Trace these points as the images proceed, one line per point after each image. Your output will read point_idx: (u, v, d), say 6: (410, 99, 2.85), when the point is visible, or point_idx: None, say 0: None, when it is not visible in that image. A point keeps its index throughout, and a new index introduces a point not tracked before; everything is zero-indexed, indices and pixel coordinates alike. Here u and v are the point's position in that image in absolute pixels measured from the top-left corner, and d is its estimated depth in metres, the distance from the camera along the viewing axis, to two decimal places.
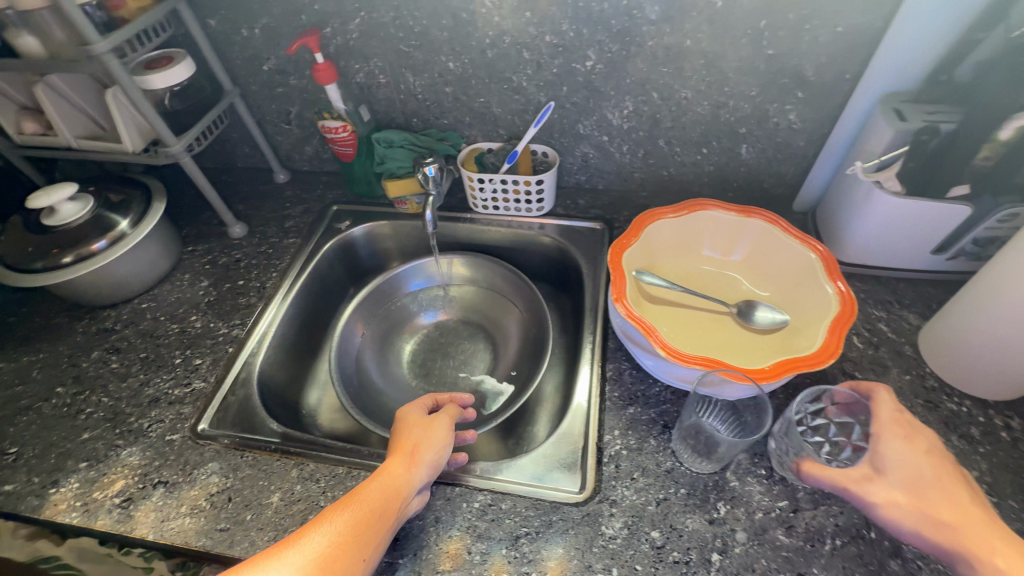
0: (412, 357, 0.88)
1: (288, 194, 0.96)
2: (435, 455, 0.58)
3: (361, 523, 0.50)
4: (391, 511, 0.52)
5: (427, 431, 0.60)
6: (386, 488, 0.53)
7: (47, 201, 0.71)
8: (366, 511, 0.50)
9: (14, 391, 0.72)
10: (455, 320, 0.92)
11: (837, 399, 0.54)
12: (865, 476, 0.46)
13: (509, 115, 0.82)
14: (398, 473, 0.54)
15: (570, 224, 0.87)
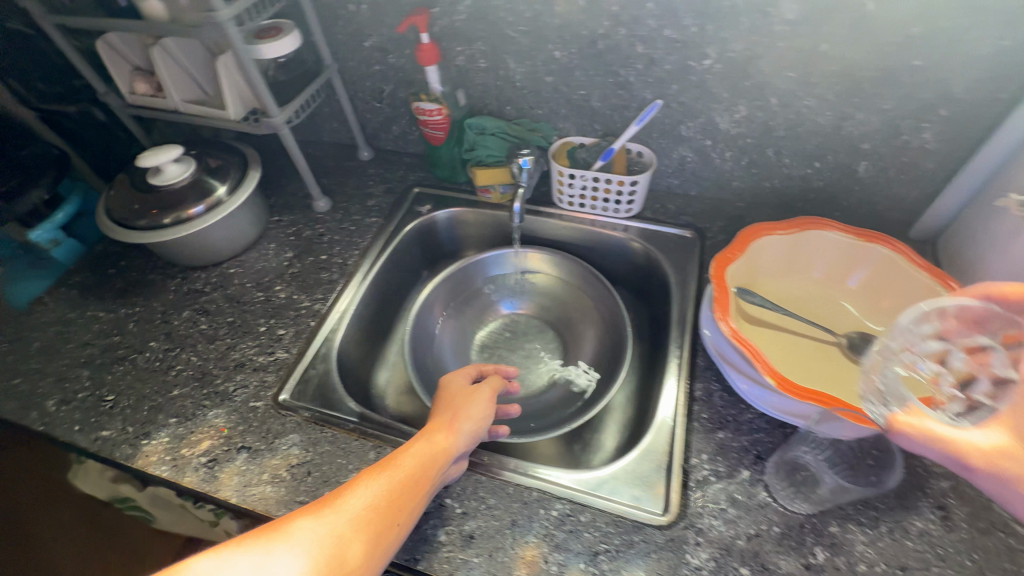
0: (481, 349, 0.87)
1: (372, 172, 0.97)
2: (475, 425, 0.61)
3: (405, 483, 0.52)
4: (432, 473, 0.54)
5: (468, 401, 0.63)
6: (430, 452, 0.55)
7: (155, 161, 0.73)
8: (410, 471, 0.53)
9: (112, 340, 0.75)
10: (527, 317, 0.90)
11: (962, 313, 0.44)
12: (996, 451, 0.34)
13: (608, 111, 0.78)
14: (441, 440, 0.57)
15: (658, 229, 0.83)
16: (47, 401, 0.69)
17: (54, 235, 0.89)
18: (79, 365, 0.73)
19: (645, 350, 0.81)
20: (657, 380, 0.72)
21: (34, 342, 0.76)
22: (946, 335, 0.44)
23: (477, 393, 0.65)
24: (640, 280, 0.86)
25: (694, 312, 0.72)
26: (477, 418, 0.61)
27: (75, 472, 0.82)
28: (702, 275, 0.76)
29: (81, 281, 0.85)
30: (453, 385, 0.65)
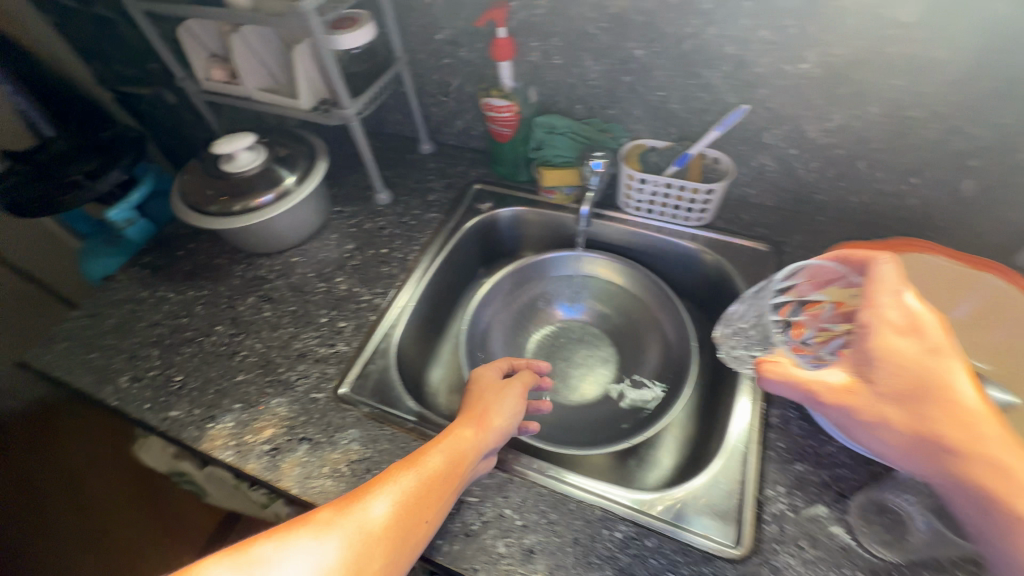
0: (535, 352, 0.86)
1: (432, 166, 0.96)
2: (504, 422, 0.61)
3: (433, 480, 0.51)
4: (463, 468, 0.54)
5: (498, 398, 0.63)
6: (455, 447, 0.55)
7: (227, 148, 0.75)
8: (437, 467, 0.52)
9: (181, 322, 0.77)
10: (584, 322, 0.87)
11: (813, 276, 0.57)
12: (845, 388, 0.42)
13: (686, 113, 0.74)
14: (470, 436, 0.56)
15: (730, 241, 0.79)
16: (120, 377, 0.72)
17: (128, 214, 0.91)
18: (150, 344, 0.75)
19: (708, 367, 0.78)
20: (725, 401, 0.68)
21: (109, 318, 0.79)
22: (797, 292, 0.58)
23: (507, 390, 0.64)
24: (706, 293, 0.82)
25: None
26: (507, 415, 0.61)
27: (139, 445, 0.86)
28: None
29: (152, 261, 0.87)
30: (484, 379, 0.65)
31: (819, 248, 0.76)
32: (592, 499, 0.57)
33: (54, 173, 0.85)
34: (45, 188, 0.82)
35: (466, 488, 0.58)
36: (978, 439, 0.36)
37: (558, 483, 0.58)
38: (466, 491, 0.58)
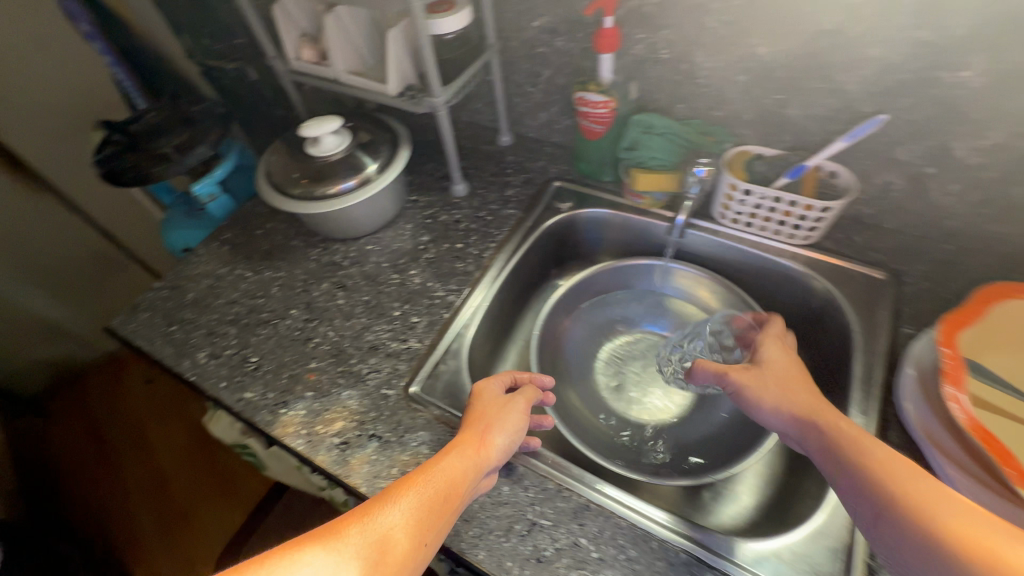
0: (606, 363, 0.82)
1: (510, 160, 0.92)
2: (506, 441, 0.55)
3: (417, 517, 0.45)
4: (461, 489, 0.49)
5: (499, 416, 0.56)
6: (450, 474, 0.49)
7: (316, 131, 0.73)
8: (428, 494, 0.47)
9: (257, 302, 0.78)
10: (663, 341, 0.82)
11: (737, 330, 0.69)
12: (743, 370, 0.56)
13: (806, 121, 0.67)
14: (466, 459, 0.51)
15: (840, 265, 0.71)
16: (199, 352, 0.73)
17: (212, 189, 0.91)
18: (228, 322, 0.76)
19: None
20: None
21: (190, 292, 0.81)
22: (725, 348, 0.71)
23: (510, 405, 0.58)
24: (802, 322, 0.75)
25: (886, 375, 0.60)
26: (506, 435, 0.55)
27: (208, 417, 0.88)
28: (895, 328, 0.64)
29: (231, 238, 0.88)
30: (486, 394, 0.59)
31: (947, 282, 0.67)
32: (682, 543, 0.52)
33: (143, 145, 0.86)
34: (136, 161, 0.85)
35: (539, 510, 0.55)
36: (828, 409, 0.48)
37: (647, 521, 0.54)
38: (539, 513, 0.55)
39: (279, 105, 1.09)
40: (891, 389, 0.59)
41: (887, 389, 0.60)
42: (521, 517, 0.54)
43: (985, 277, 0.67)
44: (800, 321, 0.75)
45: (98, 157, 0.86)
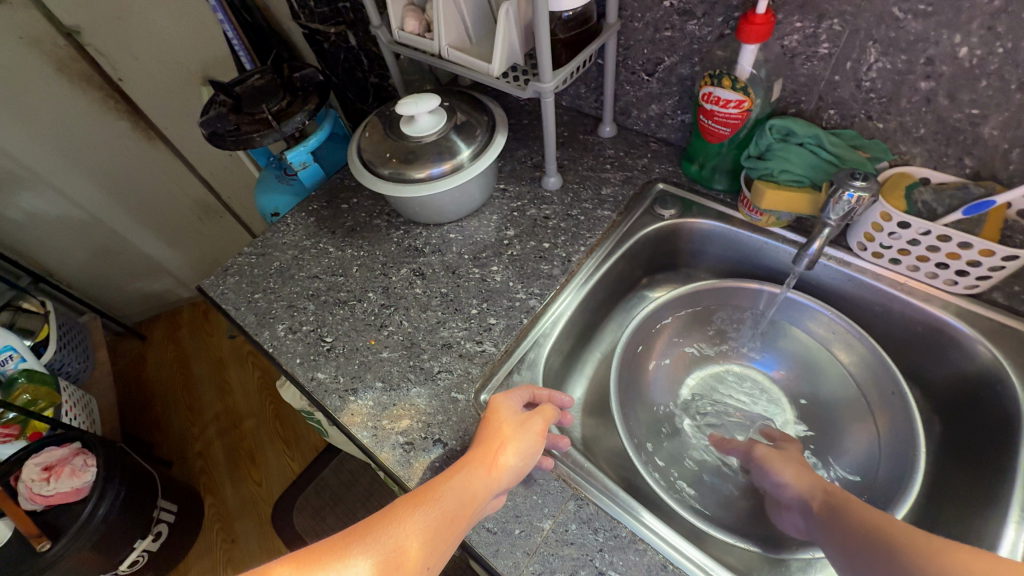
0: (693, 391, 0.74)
1: (610, 153, 0.83)
2: (520, 463, 0.50)
3: (418, 542, 0.42)
4: (467, 513, 0.45)
5: (513, 438, 0.51)
6: (454, 496, 0.46)
7: (411, 110, 0.69)
8: (431, 518, 0.44)
9: (337, 280, 0.77)
10: (767, 380, 0.74)
11: None
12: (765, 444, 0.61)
13: (1004, 144, 0.53)
14: (473, 481, 0.47)
15: (1014, 326, 0.57)
16: (278, 324, 0.74)
17: (304, 158, 0.90)
18: (307, 296, 0.76)
19: (929, 480, 0.60)
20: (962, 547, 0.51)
21: (275, 261, 0.81)
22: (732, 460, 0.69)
23: (526, 425, 0.53)
24: (948, 386, 0.62)
25: None
26: (519, 459, 0.50)
27: (279, 383, 0.90)
28: None
29: (317, 210, 0.87)
30: (501, 414, 0.54)
31: None
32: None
33: (246, 109, 0.88)
34: (240, 125, 0.86)
35: (608, 558, 0.50)
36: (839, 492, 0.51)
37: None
38: (606, 562, 0.50)
39: (375, 73, 1.07)
40: None
41: None
42: (588, 563, 0.50)
43: None
44: (943, 383, 0.63)
45: (205, 117, 0.88)
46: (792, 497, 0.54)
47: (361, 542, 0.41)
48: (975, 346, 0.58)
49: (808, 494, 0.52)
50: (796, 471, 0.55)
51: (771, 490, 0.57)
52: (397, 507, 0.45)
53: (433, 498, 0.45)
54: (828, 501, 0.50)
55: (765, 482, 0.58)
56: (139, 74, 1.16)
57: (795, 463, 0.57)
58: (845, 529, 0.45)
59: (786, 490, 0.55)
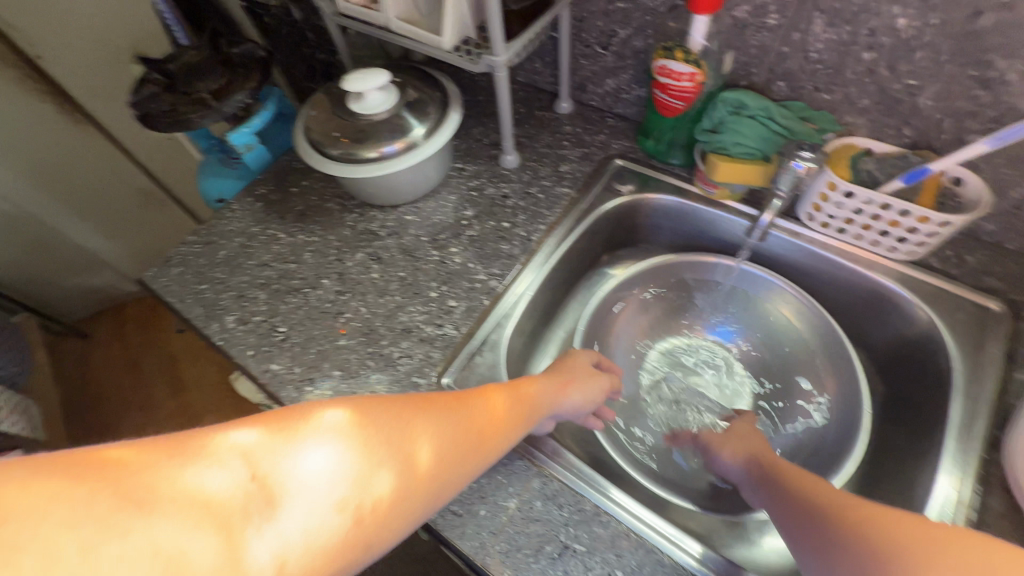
0: (653, 363, 0.75)
1: (567, 129, 0.82)
2: (579, 401, 0.58)
3: (471, 436, 0.43)
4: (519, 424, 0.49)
5: (580, 381, 0.59)
6: (511, 408, 0.49)
7: (360, 87, 0.66)
8: (488, 419, 0.46)
9: (289, 267, 0.74)
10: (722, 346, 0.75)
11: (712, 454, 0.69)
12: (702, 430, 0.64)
13: (939, 115, 0.55)
14: (528, 403, 0.52)
15: (949, 290, 0.60)
16: (227, 316, 0.70)
17: (249, 139, 0.86)
18: (258, 285, 0.72)
19: (874, 437, 0.63)
20: (902, 497, 0.54)
21: (221, 249, 0.77)
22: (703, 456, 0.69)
23: (594, 378, 0.61)
24: (889, 348, 0.65)
25: (990, 428, 0.52)
26: (579, 397, 0.58)
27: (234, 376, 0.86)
28: (1006, 371, 0.54)
29: (265, 194, 0.83)
30: (576, 359, 0.62)
31: None
32: (691, 564, 0.49)
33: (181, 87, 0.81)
34: (174, 104, 0.80)
35: (573, 533, 0.51)
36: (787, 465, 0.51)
37: (663, 542, 0.50)
38: (571, 536, 0.50)
39: (320, 48, 1.01)
40: (994, 444, 0.51)
41: (990, 444, 0.51)
42: (553, 538, 0.50)
43: None
44: (885, 346, 0.66)
45: (136, 97, 0.81)
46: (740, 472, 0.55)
47: (415, 424, 0.39)
48: (913, 309, 0.61)
49: (750, 463, 0.54)
50: (736, 444, 0.58)
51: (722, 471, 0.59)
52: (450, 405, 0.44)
53: (489, 409, 0.47)
54: (771, 469, 0.51)
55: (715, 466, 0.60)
56: (59, 51, 1.07)
57: (731, 434, 0.60)
58: (793, 501, 0.45)
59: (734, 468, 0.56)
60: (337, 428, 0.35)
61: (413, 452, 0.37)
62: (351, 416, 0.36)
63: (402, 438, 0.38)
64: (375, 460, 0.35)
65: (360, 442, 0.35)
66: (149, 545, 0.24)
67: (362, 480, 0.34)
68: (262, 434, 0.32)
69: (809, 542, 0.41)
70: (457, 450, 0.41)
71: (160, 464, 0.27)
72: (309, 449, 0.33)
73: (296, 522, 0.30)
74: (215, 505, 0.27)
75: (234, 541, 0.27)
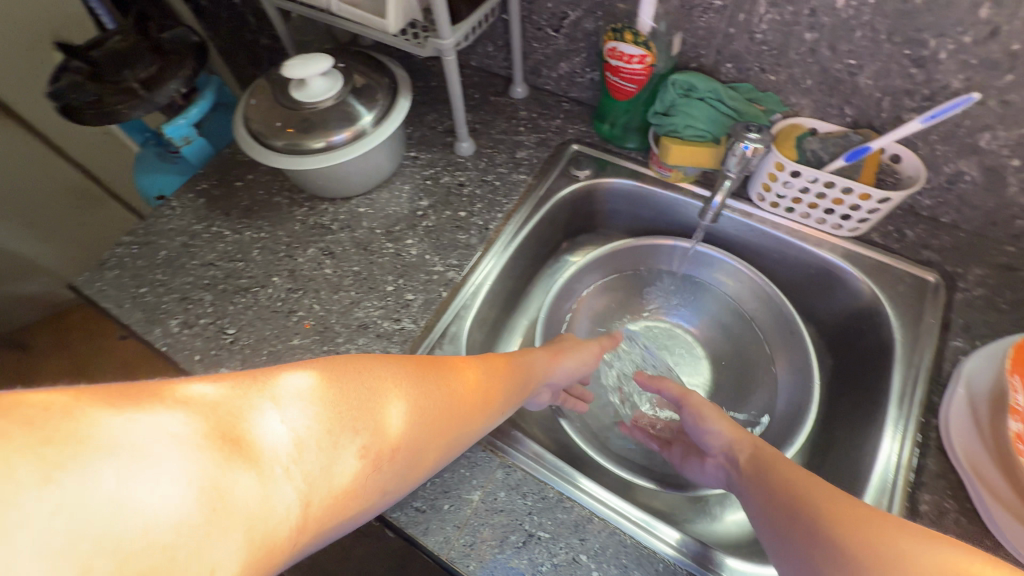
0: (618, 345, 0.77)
1: (522, 114, 0.81)
2: (573, 366, 0.63)
3: (452, 412, 0.45)
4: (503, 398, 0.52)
5: (574, 351, 0.63)
6: (497, 379, 0.52)
7: (302, 73, 0.63)
8: (474, 390, 0.48)
9: (236, 266, 0.70)
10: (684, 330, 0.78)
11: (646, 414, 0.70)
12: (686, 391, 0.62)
13: (877, 93, 0.57)
14: (518, 376, 0.55)
15: (890, 264, 0.62)
16: (170, 320, 0.66)
17: (188, 132, 0.80)
18: (202, 286, 0.69)
19: (824, 408, 0.65)
20: (849, 463, 0.57)
21: (161, 250, 0.73)
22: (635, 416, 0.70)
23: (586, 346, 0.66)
24: (837, 322, 0.68)
25: (927, 394, 0.54)
26: (570, 364, 0.62)
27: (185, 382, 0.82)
28: (943, 339, 0.57)
29: (208, 189, 0.79)
30: (567, 335, 0.66)
31: (1005, 289, 0.59)
32: (666, 552, 0.49)
33: (108, 76, 0.75)
34: (101, 94, 0.74)
35: (537, 520, 0.51)
36: (769, 452, 0.51)
37: (631, 527, 0.50)
38: (536, 524, 0.51)
39: (262, 33, 0.96)
40: (931, 409, 0.53)
41: (928, 409, 0.53)
42: (518, 527, 0.50)
43: None
44: (833, 320, 0.68)
45: (55, 87, 0.74)
46: (722, 447, 0.55)
47: (414, 382, 0.42)
48: (858, 284, 0.63)
49: (737, 445, 0.54)
50: (731, 424, 0.57)
51: (700, 439, 0.58)
52: (444, 367, 0.47)
53: (473, 371, 0.50)
54: (756, 457, 0.51)
55: (697, 430, 0.59)
56: None
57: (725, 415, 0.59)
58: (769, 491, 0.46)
59: (718, 440, 0.56)
60: (343, 381, 0.37)
61: (413, 408, 0.41)
62: (355, 371, 0.39)
63: (397, 399, 0.40)
64: (377, 412, 0.38)
65: (361, 397, 0.37)
66: (183, 478, 0.25)
67: (366, 430, 0.37)
68: (273, 382, 0.33)
69: (785, 534, 0.41)
70: (452, 409, 0.45)
71: (180, 403, 0.28)
72: (321, 400, 0.35)
73: (315, 465, 0.32)
74: (239, 444, 0.28)
75: (259, 479, 0.28)
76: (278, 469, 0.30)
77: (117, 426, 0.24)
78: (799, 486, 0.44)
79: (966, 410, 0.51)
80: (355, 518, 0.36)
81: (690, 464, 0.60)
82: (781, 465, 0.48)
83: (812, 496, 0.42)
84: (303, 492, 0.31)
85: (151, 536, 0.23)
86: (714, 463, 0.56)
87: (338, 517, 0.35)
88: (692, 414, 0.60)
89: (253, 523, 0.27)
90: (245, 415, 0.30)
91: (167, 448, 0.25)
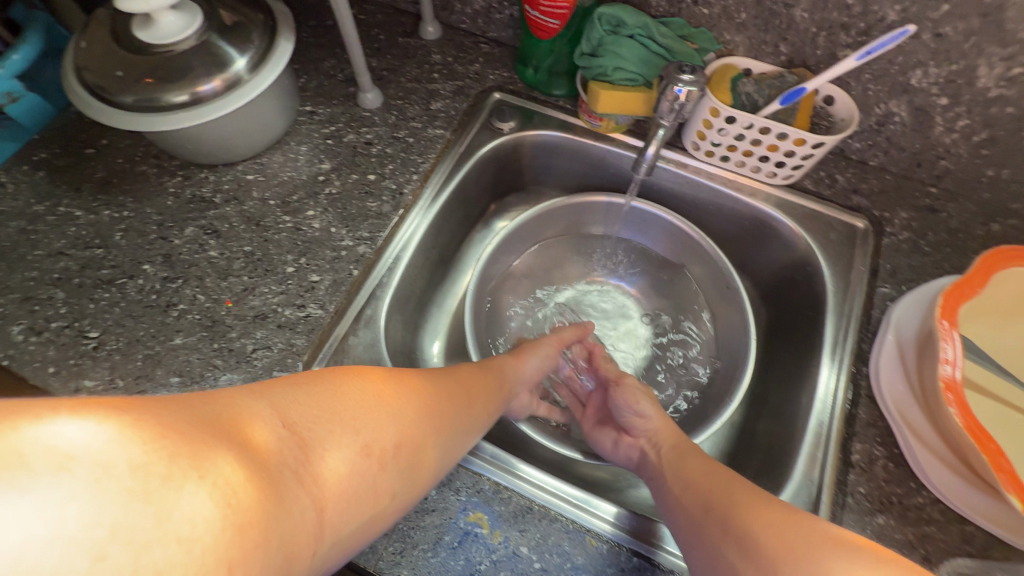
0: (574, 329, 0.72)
1: (436, 58, 0.71)
2: (539, 364, 0.59)
3: (397, 436, 0.35)
4: (471, 391, 0.46)
5: (532, 344, 0.61)
6: (453, 373, 0.46)
7: (142, 6, 0.48)
8: (431, 389, 0.41)
9: (94, 254, 0.58)
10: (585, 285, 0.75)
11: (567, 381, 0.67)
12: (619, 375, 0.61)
13: (813, 28, 0.53)
14: (479, 370, 0.50)
15: (822, 212, 0.61)
16: (12, 326, 0.54)
17: (10, 86, 0.60)
18: (52, 281, 0.56)
19: (760, 361, 0.65)
20: (784, 416, 0.57)
21: None
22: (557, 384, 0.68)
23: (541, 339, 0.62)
24: (772, 273, 0.67)
25: (858, 343, 0.54)
26: (537, 360, 0.59)
27: None
28: (872, 286, 0.56)
29: (50, 159, 0.64)
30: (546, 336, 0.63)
31: (929, 232, 0.58)
32: (602, 528, 0.46)
33: None
34: None
35: (473, 517, 0.46)
36: (692, 449, 0.49)
37: (571, 509, 0.47)
38: (471, 520, 0.46)
39: None
40: (861, 358, 0.53)
41: (859, 358, 0.53)
42: (452, 527, 0.46)
43: (973, 224, 0.59)
44: (768, 271, 0.67)
45: None
46: (646, 430, 0.54)
47: (398, 374, 0.40)
48: (792, 235, 0.61)
49: (660, 433, 0.53)
50: (662, 414, 0.56)
51: (625, 418, 0.57)
52: (385, 373, 0.38)
53: (394, 377, 0.39)
54: (677, 446, 0.50)
55: (621, 409, 0.58)
56: None
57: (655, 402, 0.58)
58: (683, 494, 0.44)
59: (644, 422, 0.55)
60: (280, 406, 0.30)
61: (381, 410, 0.35)
62: (316, 386, 0.33)
63: (338, 425, 0.32)
64: (313, 436, 0.30)
65: (303, 421, 0.30)
66: (199, 469, 0.22)
67: (316, 454, 0.29)
68: (228, 400, 0.28)
69: (701, 538, 0.39)
70: (416, 406, 0.38)
71: (177, 406, 0.25)
72: (317, 406, 0.32)
73: (325, 468, 0.29)
74: (250, 440, 0.26)
75: (278, 476, 0.26)
76: (290, 469, 0.27)
77: (103, 428, 0.20)
78: (710, 493, 0.42)
79: (893, 351, 0.51)
80: (374, 523, 0.33)
81: (601, 438, 0.59)
82: (699, 465, 0.46)
83: (726, 490, 0.41)
84: (315, 494, 0.28)
85: (167, 530, 0.19)
86: (630, 442, 0.55)
87: (352, 522, 0.31)
88: (620, 390, 0.59)
89: (279, 519, 0.24)
90: (226, 423, 0.26)
91: (171, 445, 0.22)
